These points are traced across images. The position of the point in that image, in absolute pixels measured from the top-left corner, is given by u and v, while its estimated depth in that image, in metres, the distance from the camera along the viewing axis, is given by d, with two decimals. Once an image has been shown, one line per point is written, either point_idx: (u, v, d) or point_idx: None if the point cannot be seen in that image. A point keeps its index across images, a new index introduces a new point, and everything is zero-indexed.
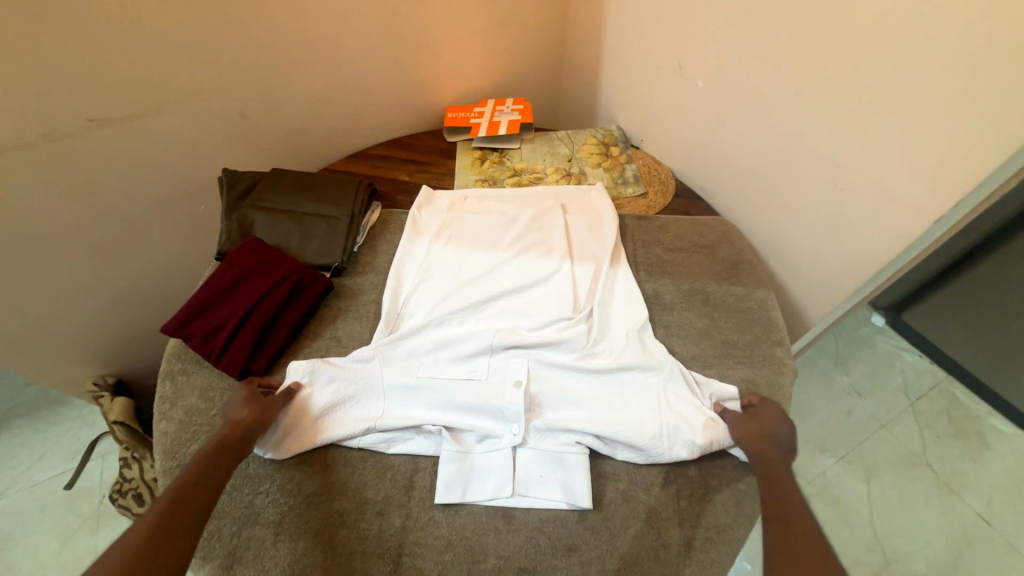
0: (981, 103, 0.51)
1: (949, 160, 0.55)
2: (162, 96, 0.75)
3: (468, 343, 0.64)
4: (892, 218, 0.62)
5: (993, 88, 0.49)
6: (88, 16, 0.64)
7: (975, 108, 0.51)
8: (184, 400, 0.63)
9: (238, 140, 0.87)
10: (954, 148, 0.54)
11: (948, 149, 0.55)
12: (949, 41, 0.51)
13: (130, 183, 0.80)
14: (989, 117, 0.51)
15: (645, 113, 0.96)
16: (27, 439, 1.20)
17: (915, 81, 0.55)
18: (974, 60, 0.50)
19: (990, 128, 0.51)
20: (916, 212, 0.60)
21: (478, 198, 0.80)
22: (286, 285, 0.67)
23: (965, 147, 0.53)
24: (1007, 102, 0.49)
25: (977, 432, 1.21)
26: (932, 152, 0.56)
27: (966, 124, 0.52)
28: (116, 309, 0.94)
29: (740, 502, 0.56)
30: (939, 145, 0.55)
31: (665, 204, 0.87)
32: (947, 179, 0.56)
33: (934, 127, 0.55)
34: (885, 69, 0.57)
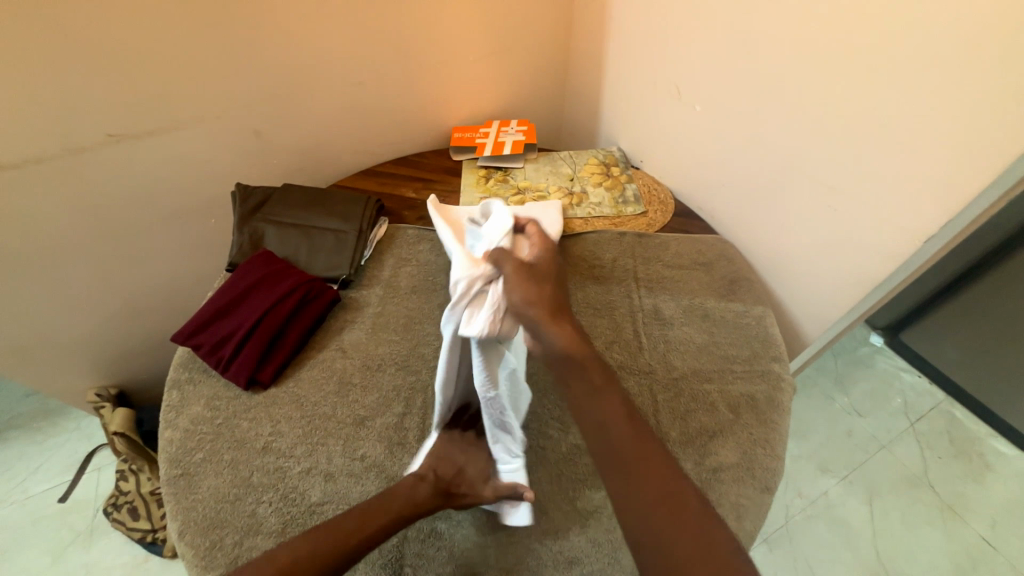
0: (963, 128, 0.54)
1: (937, 179, 0.58)
2: (182, 113, 0.79)
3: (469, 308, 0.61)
4: (886, 235, 0.65)
5: (975, 113, 0.53)
6: (118, 38, 0.68)
7: (960, 132, 0.55)
8: (191, 408, 0.63)
9: (252, 155, 0.90)
10: (942, 169, 0.57)
11: (935, 170, 0.58)
12: (932, 71, 0.55)
13: (146, 196, 0.83)
14: (972, 140, 0.54)
15: (645, 135, 0.99)
16: (24, 450, 1.19)
17: (902, 107, 0.58)
18: (957, 88, 0.53)
19: (973, 150, 0.54)
20: (908, 229, 0.62)
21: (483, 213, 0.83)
22: (295, 295, 0.68)
23: (953, 168, 0.56)
24: (989, 126, 0.52)
25: (978, 453, 1.20)
26: (921, 172, 0.59)
27: (952, 147, 0.56)
28: (122, 321, 0.95)
29: (739, 517, 0.56)
30: (928, 166, 0.58)
31: (665, 223, 0.89)
32: (937, 199, 0.59)
33: (922, 149, 0.58)
34: (873, 97, 0.61)
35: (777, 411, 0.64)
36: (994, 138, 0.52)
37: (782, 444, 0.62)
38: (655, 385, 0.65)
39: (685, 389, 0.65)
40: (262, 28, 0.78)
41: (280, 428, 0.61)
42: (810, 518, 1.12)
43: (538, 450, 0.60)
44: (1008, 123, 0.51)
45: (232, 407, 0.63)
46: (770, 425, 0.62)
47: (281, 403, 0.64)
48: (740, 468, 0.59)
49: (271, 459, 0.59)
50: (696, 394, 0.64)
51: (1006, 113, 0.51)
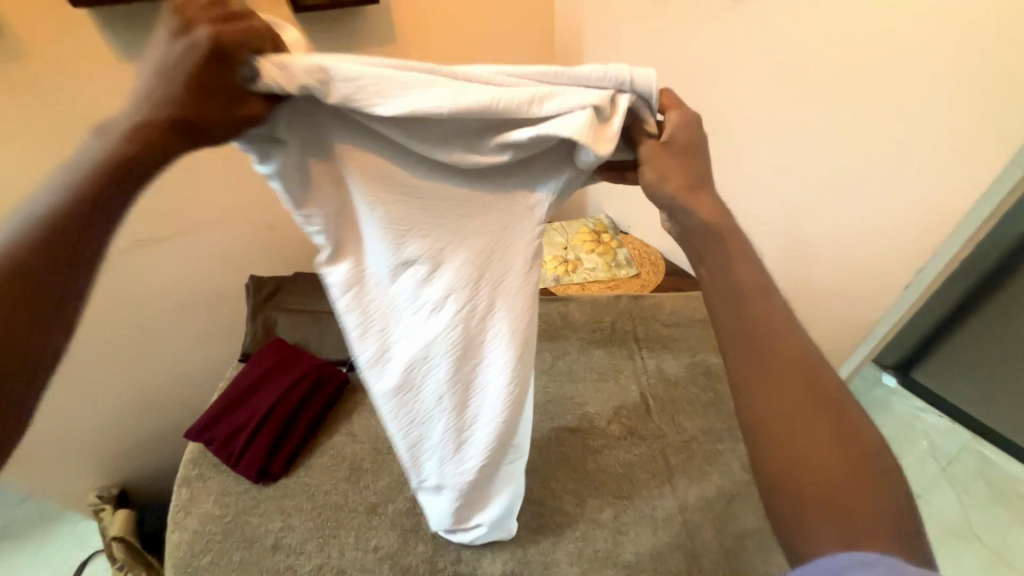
0: (933, 170, 0.56)
1: (915, 217, 0.60)
2: (201, 216, 0.87)
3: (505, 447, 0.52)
4: (882, 273, 0.67)
5: (941, 157, 0.55)
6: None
7: (930, 174, 0.57)
8: (200, 507, 0.62)
9: (264, 250, 0.97)
10: (925, 208, 0.58)
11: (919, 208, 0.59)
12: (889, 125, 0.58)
13: (165, 291, 0.89)
14: (946, 181, 0.56)
15: (629, 204, 1.07)
16: (15, 564, 1.13)
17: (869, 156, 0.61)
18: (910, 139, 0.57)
19: (950, 190, 0.56)
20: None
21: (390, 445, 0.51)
22: (306, 382, 0.71)
23: (934, 205, 0.58)
24: (963, 165, 0.54)
25: None
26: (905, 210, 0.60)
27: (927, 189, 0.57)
28: (133, 416, 0.96)
29: None
30: (911, 205, 0.59)
31: (658, 282, 0.94)
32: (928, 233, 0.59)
33: (899, 189, 0.60)
34: (840, 151, 0.64)
35: None
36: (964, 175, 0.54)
37: None
38: (667, 450, 0.64)
39: (697, 451, 0.64)
40: None
41: (290, 523, 0.60)
42: None
43: (556, 527, 0.58)
44: (981, 162, 0.53)
45: (242, 503, 0.62)
46: None
47: (292, 494, 0.63)
48: (763, 534, 0.56)
49: (280, 557, 0.57)
50: (709, 456, 0.64)
51: (966, 170, 0.54)
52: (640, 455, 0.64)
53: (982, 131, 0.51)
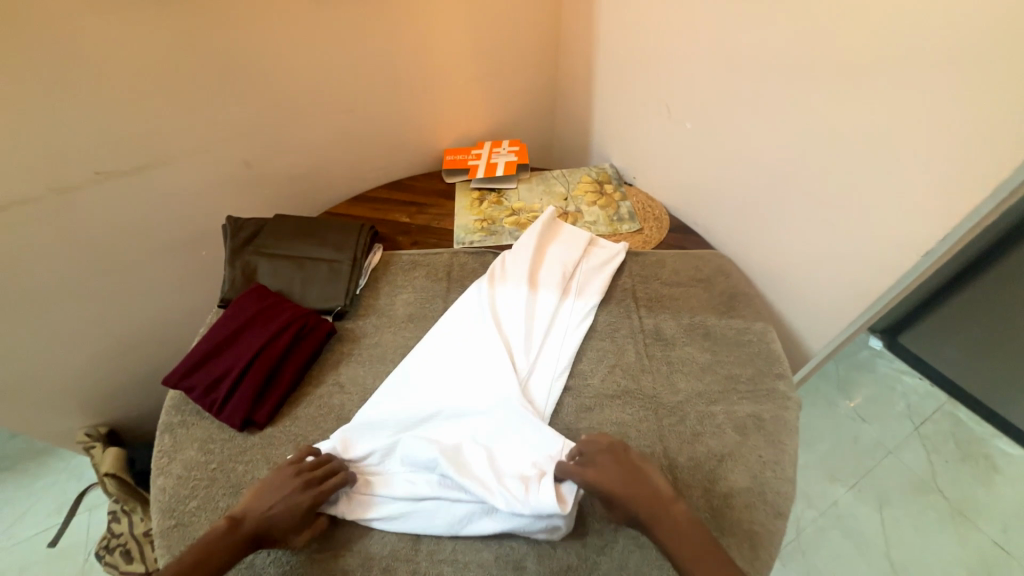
0: (946, 152, 0.56)
1: (922, 198, 0.59)
2: (167, 147, 0.78)
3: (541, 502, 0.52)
4: (900, 238, 0.63)
5: (959, 136, 0.54)
6: (116, 79, 0.70)
7: (946, 155, 0.56)
8: (183, 454, 0.61)
9: (241, 187, 0.89)
10: (936, 190, 0.58)
11: (928, 189, 0.59)
12: (913, 94, 0.57)
13: (134, 231, 0.82)
14: (958, 163, 0.55)
15: (635, 153, 1.00)
16: (11, 493, 1.15)
17: (888, 128, 0.60)
18: (932, 114, 0.56)
19: (964, 173, 0.55)
20: (919, 234, 0.61)
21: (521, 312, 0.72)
22: (289, 331, 0.67)
23: (944, 189, 0.57)
24: (976, 149, 0.53)
25: (985, 456, 1.20)
26: (916, 191, 0.60)
27: (938, 169, 0.57)
28: (114, 358, 0.93)
29: (755, 547, 0.53)
30: (922, 184, 0.59)
31: (661, 239, 0.89)
32: (935, 217, 0.59)
33: (913, 167, 0.59)
34: (860, 118, 0.62)
35: (785, 430, 0.62)
36: (978, 159, 0.54)
37: (793, 466, 0.60)
38: (661, 411, 0.64)
39: (690, 412, 0.64)
40: (248, 62, 0.79)
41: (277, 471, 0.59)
42: (821, 530, 1.11)
43: None
44: (995, 148, 0.52)
45: (226, 450, 0.61)
46: (780, 446, 0.61)
47: (277, 444, 0.62)
48: (751, 493, 0.57)
49: None
50: (702, 417, 0.63)
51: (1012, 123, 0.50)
52: (632, 414, 0.64)
53: (1001, 113, 0.51)
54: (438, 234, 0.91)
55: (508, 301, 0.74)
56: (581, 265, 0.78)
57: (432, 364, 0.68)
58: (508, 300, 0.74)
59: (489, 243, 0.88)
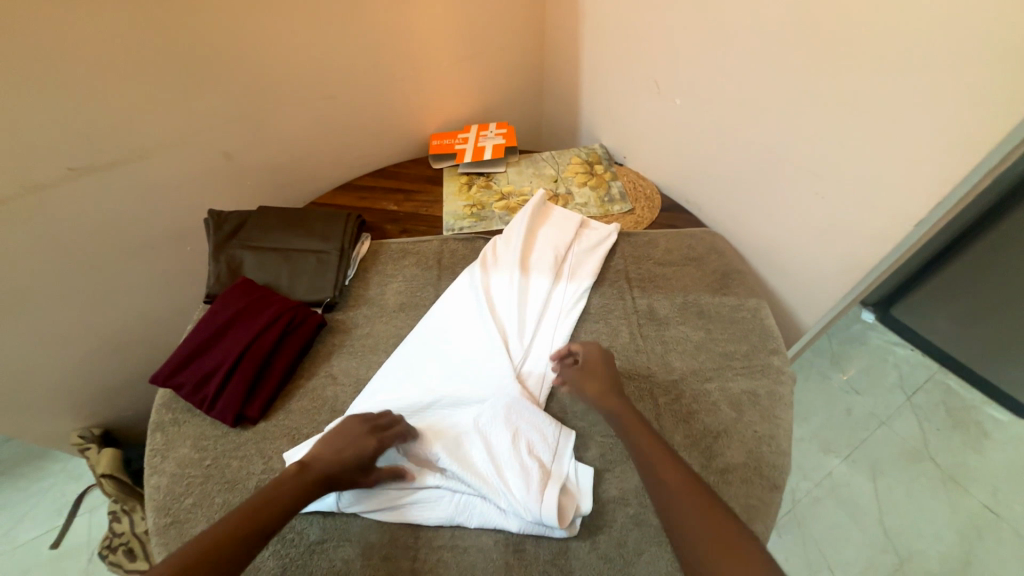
0: (936, 125, 0.55)
1: (913, 172, 0.59)
2: (142, 140, 0.75)
3: (542, 507, 0.53)
4: (891, 208, 0.62)
5: (949, 108, 0.53)
6: (83, 69, 0.66)
7: (937, 127, 0.55)
8: (176, 452, 0.60)
9: (222, 179, 0.87)
10: (926, 164, 0.57)
11: (917, 163, 0.58)
12: (904, 65, 0.55)
13: (113, 229, 0.79)
14: (948, 135, 0.54)
15: (625, 131, 0.98)
16: (9, 498, 1.14)
17: (879, 100, 0.59)
18: (922, 85, 0.55)
19: (953, 146, 0.54)
20: (911, 203, 0.60)
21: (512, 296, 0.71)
22: (278, 325, 0.66)
23: (934, 162, 0.56)
24: (965, 122, 0.53)
25: (975, 422, 1.22)
26: (906, 164, 0.59)
27: (929, 141, 0.56)
28: (102, 359, 0.91)
29: (751, 520, 0.54)
30: (913, 157, 0.58)
31: (653, 218, 0.88)
32: (924, 192, 0.58)
33: (904, 140, 0.58)
34: (851, 91, 0.61)
35: (779, 405, 0.63)
36: (967, 132, 0.53)
37: (788, 440, 0.60)
38: (655, 390, 0.64)
39: (685, 390, 0.63)
40: (221, 48, 0.76)
41: (273, 465, 0.59)
42: (816, 501, 1.14)
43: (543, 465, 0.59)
44: (984, 120, 0.51)
45: (220, 447, 0.61)
46: (775, 420, 0.61)
47: (272, 438, 0.61)
48: (747, 468, 0.57)
49: None
50: (698, 395, 0.63)
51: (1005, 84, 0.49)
52: (628, 394, 0.63)
53: (991, 84, 0.50)
54: (428, 221, 0.90)
55: (500, 287, 0.73)
56: (572, 248, 0.77)
57: (427, 351, 0.67)
58: (500, 285, 0.73)
59: (479, 229, 0.86)
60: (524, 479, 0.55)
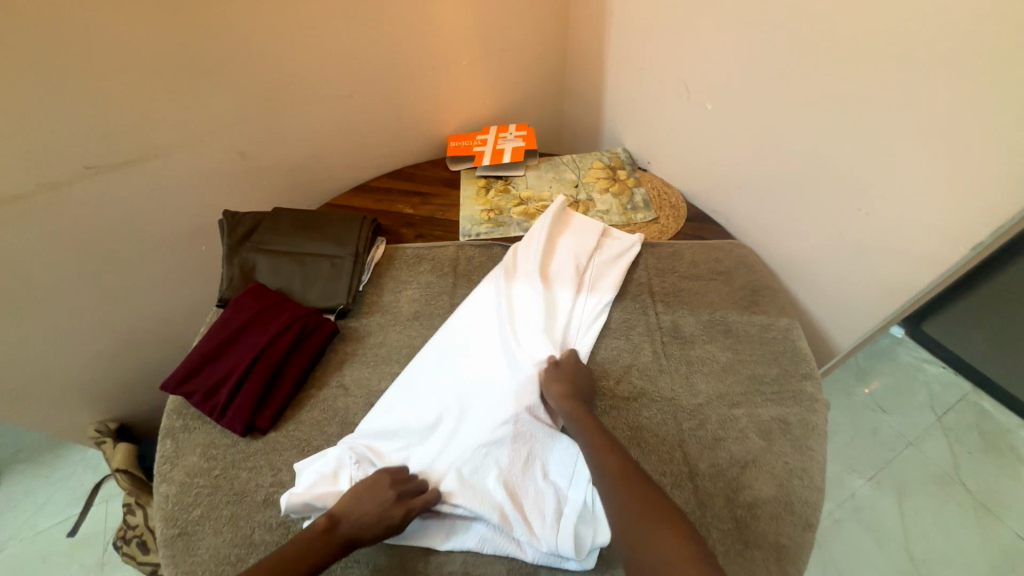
0: (997, 142, 0.50)
1: (967, 192, 0.54)
2: (159, 139, 0.74)
3: (559, 540, 0.51)
4: (944, 227, 0.58)
5: (1013, 124, 0.49)
6: (101, 67, 0.65)
7: (998, 145, 0.51)
8: (186, 460, 0.60)
9: (238, 178, 0.86)
10: (982, 184, 0.53)
11: (973, 182, 0.53)
12: (967, 74, 0.51)
13: (130, 227, 0.79)
14: (1011, 153, 0.50)
15: (650, 136, 0.94)
16: (29, 485, 1.17)
17: (933, 113, 0.54)
18: (984, 98, 0.50)
19: (1016, 165, 0.50)
20: (967, 223, 0.55)
21: (529, 310, 0.69)
22: (290, 333, 0.64)
23: (992, 182, 0.52)
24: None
25: (1010, 447, 1.16)
26: (966, 182, 0.54)
27: (987, 159, 0.52)
28: (119, 355, 0.92)
29: (781, 560, 0.50)
30: (970, 175, 0.54)
31: (678, 228, 0.85)
32: (982, 211, 0.54)
33: (959, 157, 0.54)
34: (901, 101, 0.56)
35: (811, 434, 0.59)
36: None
37: (821, 473, 0.56)
38: (678, 413, 0.61)
39: (710, 415, 0.60)
40: (238, 46, 0.74)
41: (282, 478, 0.58)
42: (838, 522, 1.09)
43: None
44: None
45: (229, 457, 0.60)
46: (807, 452, 0.57)
47: (281, 449, 0.60)
48: (777, 503, 0.54)
49: (273, 513, 0.56)
50: (724, 420, 0.60)
51: None
52: (649, 418, 0.60)
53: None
54: (444, 226, 0.87)
55: (518, 298, 0.70)
56: (593, 258, 0.74)
57: (444, 362, 0.66)
58: (517, 296, 0.70)
59: (497, 235, 0.84)
60: (538, 509, 0.53)
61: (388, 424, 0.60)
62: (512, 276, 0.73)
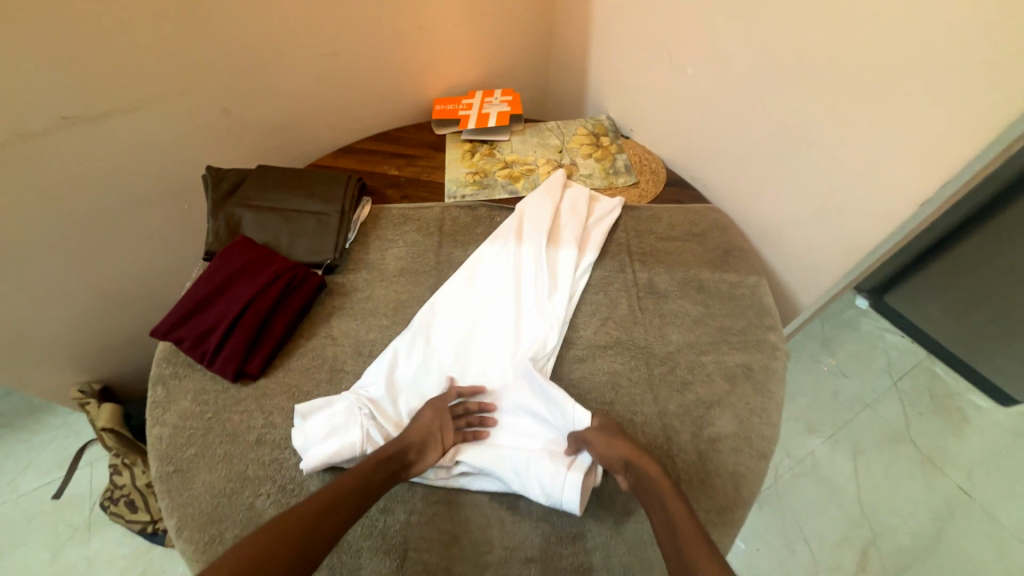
0: (945, 109, 0.55)
1: (918, 156, 0.58)
2: (138, 91, 0.73)
3: (564, 493, 0.53)
4: (900, 188, 0.62)
5: (960, 92, 0.53)
6: (75, 13, 0.63)
7: (949, 109, 0.54)
8: (178, 404, 0.61)
9: (219, 136, 0.84)
10: (931, 149, 0.57)
11: (924, 148, 0.58)
12: (926, 40, 0.54)
13: (109, 183, 0.78)
14: (955, 121, 0.54)
15: (633, 103, 0.96)
16: (10, 450, 1.16)
17: (892, 82, 0.58)
18: (937, 66, 0.54)
19: (960, 133, 0.54)
20: (920, 184, 0.59)
21: (519, 270, 0.72)
22: (278, 284, 0.65)
23: (940, 149, 0.56)
24: (974, 109, 0.53)
25: (957, 407, 1.26)
26: (918, 145, 0.58)
27: (936, 127, 0.56)
28: (100, 315, 0.91)
29: (738, 485, 0.56)
30: (923, 139, 0.57)
31: (657, 193, 0.88)
32: (932, 172, 0.58)
33: (912, 125, 0.58)
34: (865, 70, 0.60)
35: (771, 379, 0.64)
36: (975, 119, 0.53)
37: (778, 413, 0.62)
38: (651, 360, 0.65)
39: (680, 361, 0.65)
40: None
41: (274, 420, 0.60)
42: (798, 476, 1.18)
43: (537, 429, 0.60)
44: (991, 109, 0.51)
45: (221, 401, 0.62)
46: (767, 394, 0.62)
47: (272, 394, 0.62)
48: (737, 437, 0.59)
49: (266, 451, 0.58)
50: (693, 366, 0.64)
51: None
52: (625, 365, 0.64)
53: (1005, 68, 0.49)
54: (429, 187, 0.89)
55: (508, 258, 0.73)
56: (580, 221, 0.77)
57: (455, 318, 0.68)
58: (508, 256, 0.73)
59: (482, 197, 0.85)
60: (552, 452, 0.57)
61: (390, 374, 0.63)
62: (503, 239, 0.76)
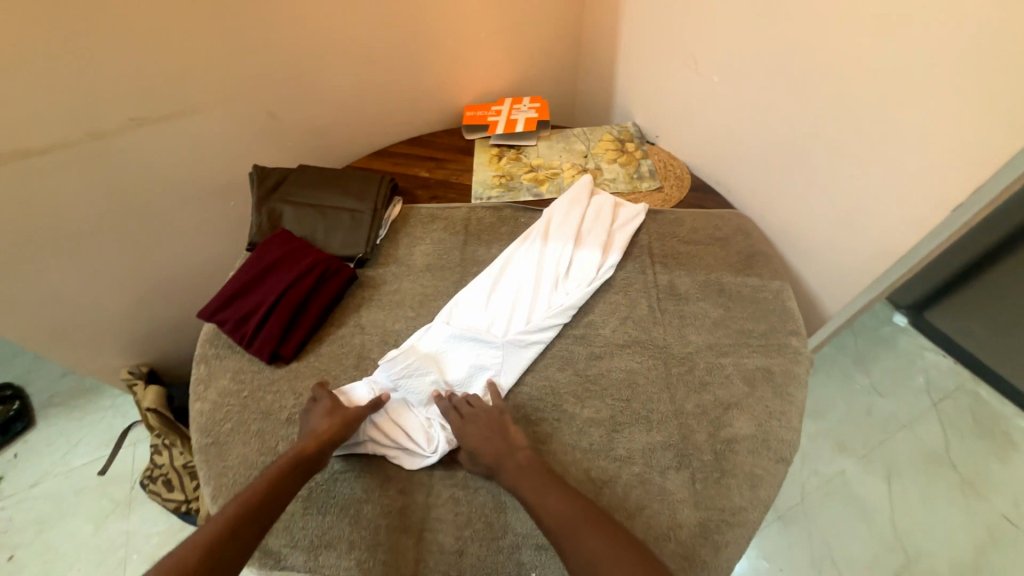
0: (977, 113, 0.54)
1: (950, 159, 0.57)
2: (196, 97, 0.80)
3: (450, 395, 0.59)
4: (931, 193, 0.60)
5: (993, 95, 0.52)
6: (147, 26, 0.71)
7: (982, 112, 0.53)
8: (218, 382, 0.66)
9: (265, 138, 0.91)
10: (964, 153, 0.56)
11: (955, 151, 0.57)
12: (958, 42, 0.53)
13: (167, 179, 0.85)
14: (989, 124, 0.53)
15: (659, 110, 0.97)
16: (64, 427, 1.26)
17: (920, 85, 0.57)
18: (970, 69, 0.53)
19: (991, 138, 0.53)
20: (953, 188, 0.58)
21: (542, 269, 0.74)
22: (313, 274, 0.70)
23: (970, 154, 0.55)
24: (1006, 113, 0.52)
25: (1004, 432, 1.18)
26: (950, 149, 0.57)
27: (966, 132, 0.55)
28: (151, 302, 0.99)
29: (754, 486, 0.55)
30: (955, 142, 0.56)
31: (681, 198, 0.88)
32: (965, 176, 0.57)
33: (943, 128, 0.57)
34: (895, 73, 0.59)
35: (792, 385, 0.63)
36: (1010, 121, 0.52)
37: (798, 417, 0.61)
38: (669, 360, 0.65)
39: (699, 362, 0.65)
40: (270, 9, 0.79)
41: (303, 401, 0.64)
42: (826, 496, 1.13)
43: (552, 420, 0.61)
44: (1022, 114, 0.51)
45: (256, 381, 0.66)
46: (787, 398, 0.62)
47: (303, 377, 0.66)
48: (754, 439, 0.58)
49: (294, 429, 0.62)
50: (711, 367, 0.64)
51: None
52: (642, 363, 0.65)
53: None
54: (457, 189, 0.92)
55: (533, 256, 0.75)
56: (602, 223, 0.78)
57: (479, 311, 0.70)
58: (533, 254, 0.75)
59: (507, 199, 0.88)
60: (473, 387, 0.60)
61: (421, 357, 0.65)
62: (528, 238, 0.78)
